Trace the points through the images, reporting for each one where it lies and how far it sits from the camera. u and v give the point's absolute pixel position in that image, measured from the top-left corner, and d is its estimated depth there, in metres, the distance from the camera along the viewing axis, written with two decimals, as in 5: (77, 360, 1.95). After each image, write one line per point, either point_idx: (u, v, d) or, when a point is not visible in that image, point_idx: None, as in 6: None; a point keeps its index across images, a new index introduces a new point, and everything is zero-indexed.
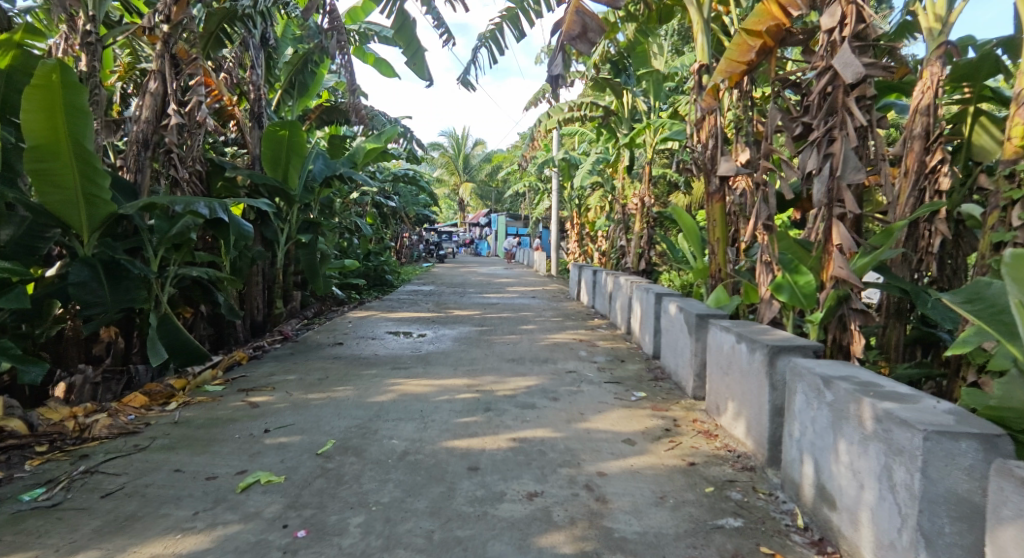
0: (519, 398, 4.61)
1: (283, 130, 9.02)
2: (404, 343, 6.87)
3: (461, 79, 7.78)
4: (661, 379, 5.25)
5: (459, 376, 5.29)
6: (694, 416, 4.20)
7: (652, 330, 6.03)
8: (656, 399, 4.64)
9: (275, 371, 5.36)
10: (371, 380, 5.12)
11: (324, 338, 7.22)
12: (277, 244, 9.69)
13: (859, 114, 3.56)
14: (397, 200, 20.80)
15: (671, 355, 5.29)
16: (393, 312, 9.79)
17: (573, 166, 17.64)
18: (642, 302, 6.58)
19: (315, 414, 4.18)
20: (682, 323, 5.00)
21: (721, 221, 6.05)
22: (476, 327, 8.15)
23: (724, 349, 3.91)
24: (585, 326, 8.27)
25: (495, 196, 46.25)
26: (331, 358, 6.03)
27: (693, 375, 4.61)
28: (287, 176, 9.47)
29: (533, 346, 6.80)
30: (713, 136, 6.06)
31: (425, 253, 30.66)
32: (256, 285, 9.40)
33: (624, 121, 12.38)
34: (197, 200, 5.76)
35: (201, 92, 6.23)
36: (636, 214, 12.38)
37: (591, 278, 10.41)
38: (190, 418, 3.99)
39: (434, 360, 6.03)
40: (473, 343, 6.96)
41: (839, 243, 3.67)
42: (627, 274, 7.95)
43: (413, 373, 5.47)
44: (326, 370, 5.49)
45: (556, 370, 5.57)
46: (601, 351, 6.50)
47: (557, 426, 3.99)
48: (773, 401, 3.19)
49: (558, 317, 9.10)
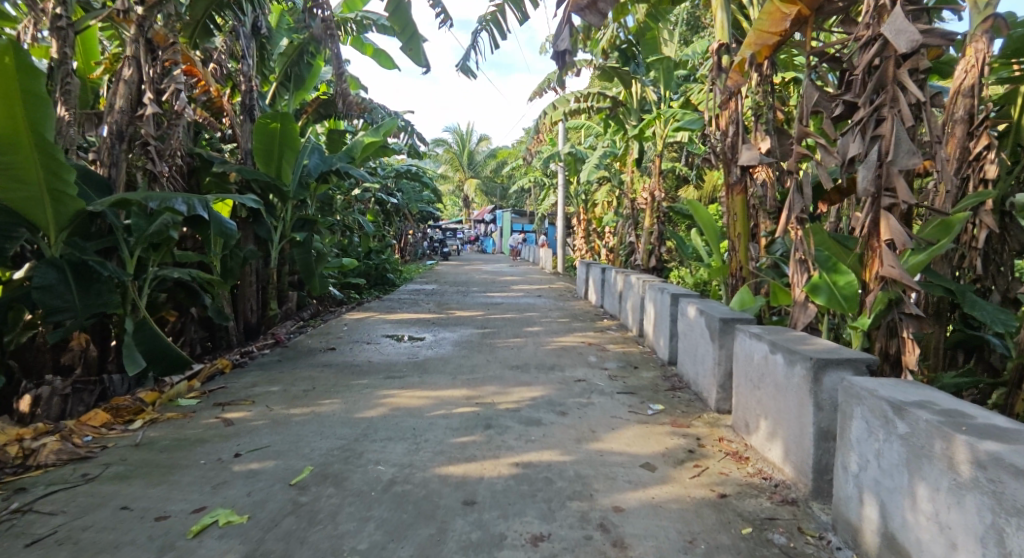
0: (523, 412, 4.16)
1: (274, 122, 8.64)
2: (401, 349, 6.43)
3: (460, 65, 7.37)
4: (679, 389, 4.78)
5: (458, 387, 4.84)
6: (720, 434, 3.74)
7: (668, 334, 5.57)
8: (675, 413, 4.17)
9: (257, 382, 4.92)
10: (361, 392, 4.67)
11: (316, 343, 6.79)
12: (271, 242, 9.30)
13: (914, 89, 3.11)
14: (400, 196, 20.35)
15: (689, 362, 4.83)
16: (393, 313, 9.36)
17: (580, 160, 17.17)
18: (656, 303, 6.11)
19: (295, 432, 3.73)
20: (703, 328, 4.53)
21: (742, 215, 5.61)
22: (479, 329, 7.70)
23: (754, 359, 3.45)
24: (594, 327, 7.81)
25: (500, 193, 45.81)
26: (321, 366, 5.60)
27: (716, 388, 4.15)
28: (280, 172, 9.10)
29: (539, 350, 6.35)
30: (733, 122, 5.60)
31: (429, 250, 30.23)
32: (249, 285, 9.03)
33: (633, 111, 11.92)
34: (175, 196, 5.33)
35: (180, 80, 5.74)
36: (646, 209, 11.93)
37: (599, 276, 9.97)
38: (155, 439, 3.56)
39: (432, 367, 5.58)
40: (475, 348, 6.51)
41: (890, 237, 3.18)
42: (639, 272, 7.50)
43: (408, 383, 5.02)
44: (314, 380, 5.04)
45: (564, 379, 5.11)
46: (613, 356, 6.03)
47: (565, 447, 3.52)
48: (818, 424, 2.73)
49: (565, 318, 8.64)
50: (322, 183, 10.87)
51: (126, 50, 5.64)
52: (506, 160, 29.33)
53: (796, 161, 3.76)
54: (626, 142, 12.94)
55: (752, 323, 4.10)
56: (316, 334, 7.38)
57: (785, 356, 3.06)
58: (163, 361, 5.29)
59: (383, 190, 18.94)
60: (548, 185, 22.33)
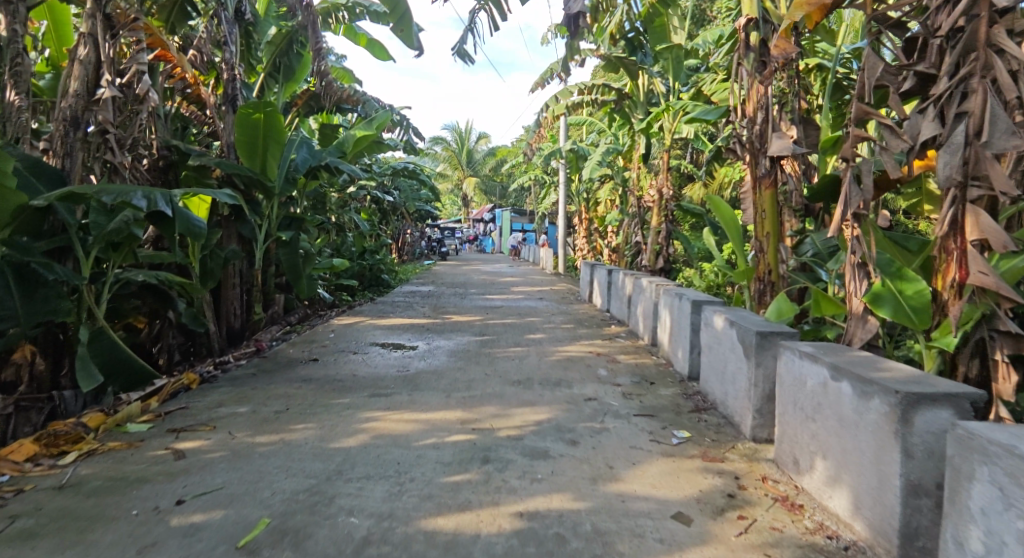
0: (527, 442, 3.56)
1: (258, 112, 8.05)
2: (391, 360, 5.82)
3: (456, 49, 6.82)
4: (704, 411, 4.19)
5: (452, 408, 4.23)
6: (763, 472, 3.13)
7: (688, 346, 5.00)
8: (704, 443, 3.56)
9: (224, 400, 4.32)
10: (340, 414, 4.07)
11: (298, 353, 6.19)
12: (256, 243, 8.73)
13: (1014, 53, 2.57)
14: (397, 194, 19.74)
15: (715, 380, 4.26)
16: (385, 317, 8.77)
17: (582, 157, 16.57)
18: (673, 311, 5.53)
19: (256, 467, 3.13)
20: (733, 342, 3.94)
21: (772, 212, 4.99)
22: (477, 337, 7.08)
23: (808, 385, 2.86)
24: (602, 335, 7.21)
25: (499, 192, 45.21)
26: (300, 381, 5.00)
27: (751, 413, 3.57)
28: (265, 166, 8.51)
29: (543, 362, 5.76)
30: (763, 108, 4.97)
31: (427, 250, 29.61)
32: (232, 288, 8.47)
33: (640, 104, 11.33)
34: (134, 189, 4.69)
35: (143, 60, 5.26)
36: (653, 208, 11.38)
37: (605, 278, 9.39)
38: (86, 477, 2.95)
39: (424, 383, 4.99)
40: (472, 359, 5.91)
41: (980, 237, 2.61)
42: (649, 275, 6.93)
43: (395, 402, 4.42)
44: (289, 399, 4.43)
45: (572, 398, 4.52)
46: (626, 370, 5.42)
47: (579, 491, 2.92)
48: (907, 477, 2.15)
49: (570, 325, 8.02)
50: (313, 180, 10.28)
51: (82, 25, 5.00)
52: (506, 157, 28.71)
53: (852, 144, 3.21)
54: (632, 137, 12.35)
55: (796, 339, 3.52)
56: (300, 341, 6.79)
57: (856, 386, 2.46)
58: (123, 376, 4.73)
59: (379, 188, 18.32)
60: (549, 183, 21.70)
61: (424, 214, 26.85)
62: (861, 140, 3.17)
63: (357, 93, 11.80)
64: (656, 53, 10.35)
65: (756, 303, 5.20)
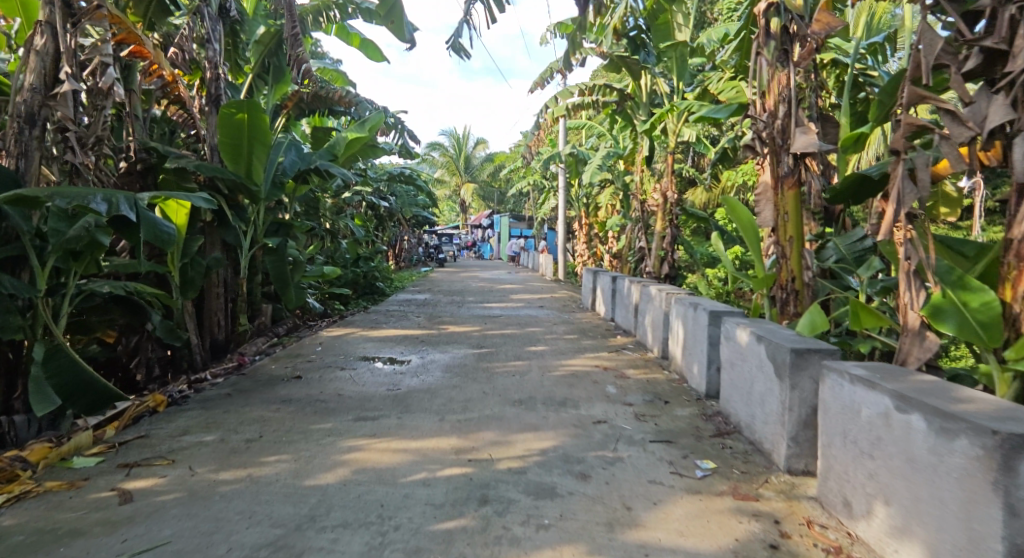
0: (530, 477, 3.11)
1: (242, 112, 7.61)
2: (381, 377, 5.37)
3: (451, 42, 6.41)
4: (728, 435, 3.75)
5: (446, 435, 3.77)
6: (807, 514, 2.69)
7: (705, 361, 4.57)
8: (733, 476, 3.11)
9: (191, 426, 3.86)
10: (320, 443, 3.61)
11: (280, 369, 5.73)
12: (241, 249, 8.30)
13: None
14: (393, 200, 19.33)
15: (741, 402, 3.81)
16: (377, 328, 8.33)
17: (582, 161, 16.17)
18: (686, 322, 5.12)
19: (214, 512, 2.67)
20: (761, 360, 3.50)
21: (795, 214, 4.57)
22: (475, 350, 6.63)
23: (862, 415, 2.40)
24: (608, 347, 6.78)
25: (498, 198, 44.79)
26: (278, 402, 4.54)
27: (786, 441, 3.12)
28: (251, 170, 8.06)
29: (545, 378, 5.31)
30: (785, 101, 4.54)
31: (424, 257, 29.12)
32: (216, 297, 8.07)
33: (642, 105, 10.91)
34: (93, 192, 4.27)
35: (106, 52, 4.88)
36: (657, 211, 10.98)
37: (609, 286, 8.95)
38: (9, 528, 2.49)
39: (416, 403, 4.54)
40: (468, 374, 5.47)
41: None
42: (657, 283, 6.50)
43: (382, 427, 3.96)
44: (264, 424, 3.98)
45: (579, 421, 4.07)
46: (637, 388, 4.98)
47: (594, 542, 2.46)
48: (1012, 542, 1.71)
49: (573, 336, 7.58)
50: (302, 184, 9.89)
51: (39, 13, 4.57)
52: (505, 162, 28.36)
53: (904, 133, 2.81)
54: (634, 140, 11.95)
55: (836, 358, 3.07)
56: (284, 356, 6.34)
57: (932, 421, 2.01)
58: (86, 397, 4.09)
59: (374, 194, 17.90)
60: (548, 188, 21.26)
61: (421, 220, 26.45)
62: (915, 128, 2.76)
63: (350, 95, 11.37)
64: (659, 51, 9.97)
65: (777, 312, 4.74)
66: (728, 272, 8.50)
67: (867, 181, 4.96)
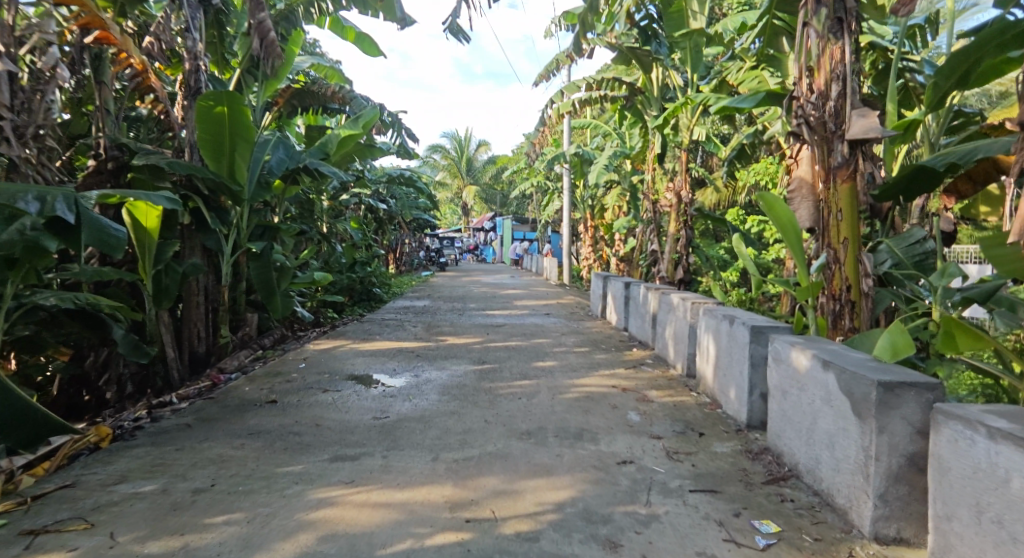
0: (544, 548, 2.43)
1: (221, 105, 6.93)
2: (369, 402, 4.70)
3: (449, 23, 5.78)
4: (784, 483, 3.07)
5: (439, 482, 3.10)
6: None
7: (745, 386, 3.89)
8: (805, 547, 2.43)
9: (130, 471, 3.19)
10: (284, 495, 2.93)
11: (255, 391, 5.06)
12: (222, 255, 7.65)
13: None
14: (392, 203, 18.67)
15: (799, 441, 3.13)
16: (371, 340, 7.66)
17: (587, 162, 15.50)
18: (719, 337, 4.47)
19: None
20: (828, 392, 2.82)
21: (850, 211, 3.87)
22: (475, 367, 5.95)
23: (1012, 486, 1.72)
24: (623, 363, 6.11)
25: (500, 200, 44.15)
26: (244, 435, 3.86)
27: (871, 500, 2.44)
28: (233, 170, 7.40)
29: (556, 403, 4.64)
30: (839, 78, 3.82)
31: (426, 260, 28.44)
32: (196, 306, 7.48)
33: (653, 100, 10.23)
34: (21, 189, 3.62)
35: (47, 28, 4.28)
36: (670, 212, 10.33)
37: (621, 293, 8.30)
38: None
39: (407, 436, 3.87)
40: (468, 398, 4.80)
41: None
42: (679, 291, 5.83)
43: (362, 470, 3.27)
44: (222, 466, 3.31)
45: (601, 461, 3.40)
46: (664, 416, 4.29)
47: None
48: None
49: (584, 349, 6.89)
50: (292, 185, 9.27)
51: None
52: (505, 163, 27.66)
53: None
54: (644, 137, 11.27)
55: (938, 394, 2.38)
56: (263, 374, 5.67)
57: None
58: (23, 429, 3.31)
59: (372, 196, 17.25)
60: (551, 190, 20.58)
61: (422, 223, 25.82)
62: None
63: (343, 91, 10.70)
64: (671, 42, 9.30)
65: (826, 327, 4.00)
66: (751, 279, 7.83)
67: (926, 174, 4.35)
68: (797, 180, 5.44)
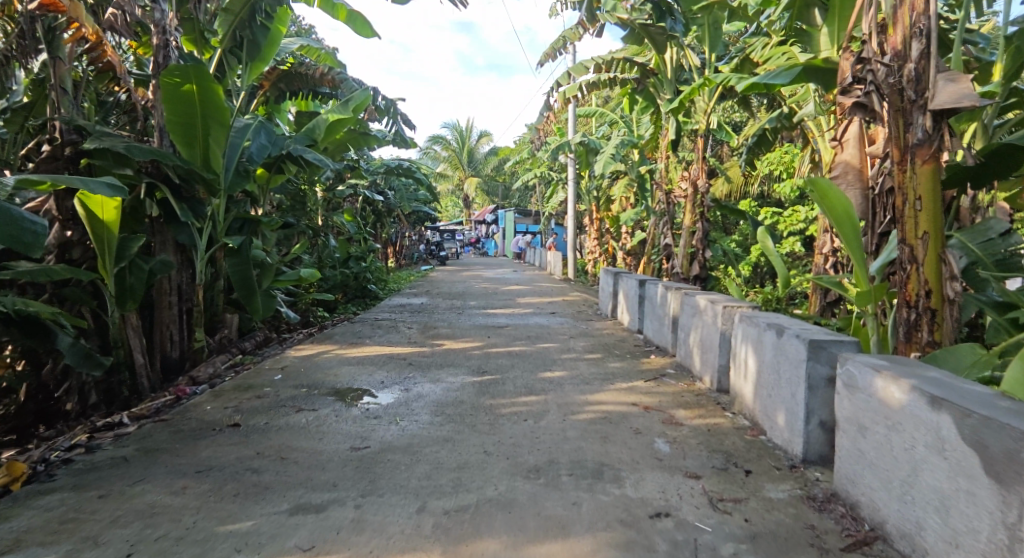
0: None
1: (188, 83, 6.18)
2: (348, 426, 3.99)
3: None
4: (869, 550, 2.35)
5: (423, 549, 2.39)
6: None
7: (800, 412, 3.20)
8: None
9: (27, 532, 2.49)
10: None
11: (217, 410, 4.35)
12: (196, 251, 6.93)
13: None
14: (390, 194, 17.97)
15: (885, 495, 2.40)
16: (360, 344, 6.96)
17: (593, 151, 14.76)
18: (762, 351, 3.78)
19: None
20: (936, 438, 2.10)
21: (932, 198, 3.12)
22: (475, 379, 5.25)
23: None
24: (642, 373, 5.42)
25: (502, 192, 43.34)
26: (189, 473, 3.15)
27: None
28: (207, 157, 6.70)
29: (569, 428, 3.93)
30: (921, 34, 3.09)
31: (426, 254, 27.70)
32: (167, 307, 6.81)
33: (667, 82, 9.50)
34: None
35: None
36: (685, 202, 9.61)
37: (634, 291, 7.62)
38: None
39: (389, 474, 3.17)
40: (465, 420, 4.10)
41: None
42: (707, 293, 5.14)
43: (327, 529, 2.57)
44: (150, 522, 2.60)
45: (630, 515, 2.69)
46: (698, 445, 3.59)
47: None
48: None
49: (596, 356, 6.19)
50: (277, 174, 8.57)
51: None
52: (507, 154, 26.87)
53: None
54: (656, 123, 10.53)
55: None
56: (232, 387, 4.98)
57: None
58: None
59: (369, 187, 16.53)
60: (554, 181, 19.84)
61: (422, 216, 25.11)
62: None
63: (333, 74, 10.01)
64: (688, 17, 8.55)
65: (898, 341, 3.29)
66: (778, 277, 7.11)
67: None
68: (841, 165, 4.88)
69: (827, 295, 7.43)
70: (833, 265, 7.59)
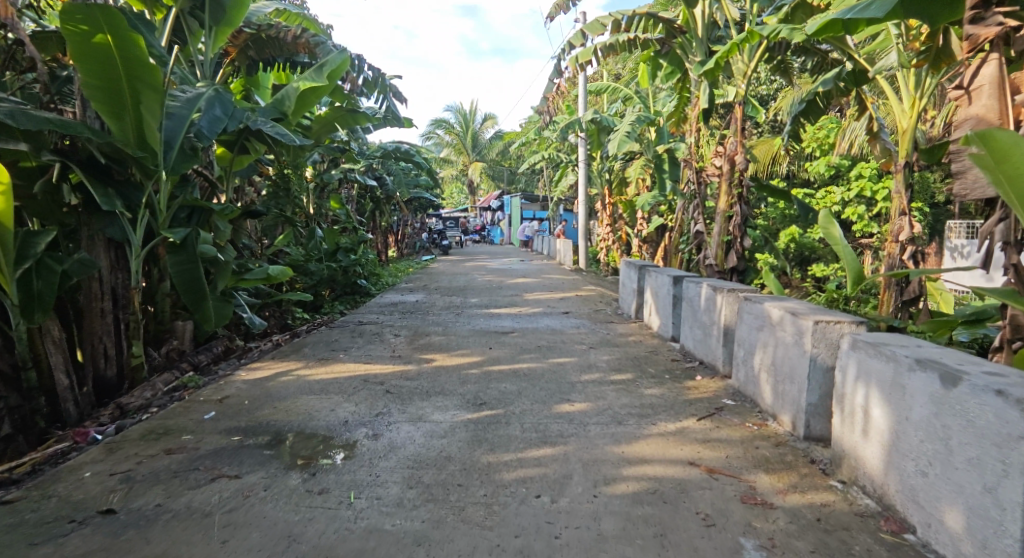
0: None
1: (101, 32, 4.85)
2: (274, 512, 2.67)
3: None
4: None
5: None
6: None
7: (1008, 528, 1.88)
8: None
9: None
10: None
11: (99, 477, 3.05)
12: (131, 248, 5.59)
13: None
14: (388, 179, 16.59)
15: None
16: (332, 359, 5.66)
17: (606, 130, 13.20)
18: (902, 402, 2.45)
19: None
20: None
21: None
22: (468, 417, 3.92)
23: None
24: (691, 406, 4.09)
25: (507, 177, 41.75)
26: None
27: None
28: (142, 131, 5.33)
29: (604, 514, 2.62)
30: None
31: (429, 243, 26.27)
32: (99, 316, 5.49)
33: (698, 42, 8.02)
34: None
35: None
36: (720, 182, 8.22)
37: (666, 290, 6.31)
38: None
39: None
40: (450, 498, 2.79)
41: None
42: (781, 300, 3.82)
43: None
44: None
45: None
46: (816, 557, 2.25)
47: None
48: None
49: (625, 376, 4.86)
50: (241, 154, 7.29)
51: None
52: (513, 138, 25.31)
53: None
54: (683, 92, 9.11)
55: None
56: (141, 434, 3.68)
57: None
58: None
59: (362, 172, 15.16)
60: (564, 164, 18.37)
61: (422, 203, 23.68)
62: None
63: (306, 36, 8.57)
64: None
65: None
66: (848, 271, 5.73)
67: None
68: (967, 121, 3.63)
69: (904, 292, 6.08)
70: (912, 255, 6.18)
